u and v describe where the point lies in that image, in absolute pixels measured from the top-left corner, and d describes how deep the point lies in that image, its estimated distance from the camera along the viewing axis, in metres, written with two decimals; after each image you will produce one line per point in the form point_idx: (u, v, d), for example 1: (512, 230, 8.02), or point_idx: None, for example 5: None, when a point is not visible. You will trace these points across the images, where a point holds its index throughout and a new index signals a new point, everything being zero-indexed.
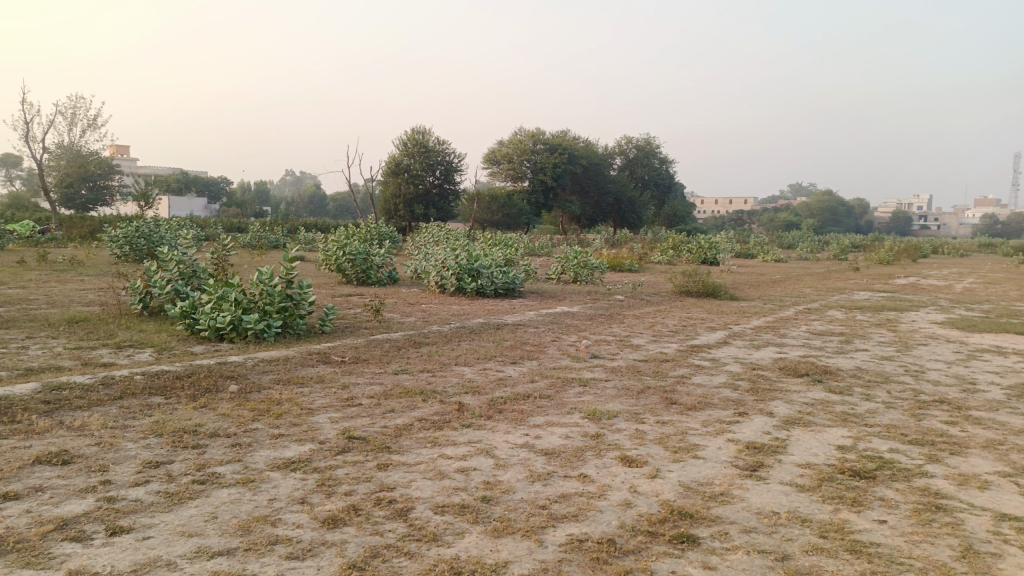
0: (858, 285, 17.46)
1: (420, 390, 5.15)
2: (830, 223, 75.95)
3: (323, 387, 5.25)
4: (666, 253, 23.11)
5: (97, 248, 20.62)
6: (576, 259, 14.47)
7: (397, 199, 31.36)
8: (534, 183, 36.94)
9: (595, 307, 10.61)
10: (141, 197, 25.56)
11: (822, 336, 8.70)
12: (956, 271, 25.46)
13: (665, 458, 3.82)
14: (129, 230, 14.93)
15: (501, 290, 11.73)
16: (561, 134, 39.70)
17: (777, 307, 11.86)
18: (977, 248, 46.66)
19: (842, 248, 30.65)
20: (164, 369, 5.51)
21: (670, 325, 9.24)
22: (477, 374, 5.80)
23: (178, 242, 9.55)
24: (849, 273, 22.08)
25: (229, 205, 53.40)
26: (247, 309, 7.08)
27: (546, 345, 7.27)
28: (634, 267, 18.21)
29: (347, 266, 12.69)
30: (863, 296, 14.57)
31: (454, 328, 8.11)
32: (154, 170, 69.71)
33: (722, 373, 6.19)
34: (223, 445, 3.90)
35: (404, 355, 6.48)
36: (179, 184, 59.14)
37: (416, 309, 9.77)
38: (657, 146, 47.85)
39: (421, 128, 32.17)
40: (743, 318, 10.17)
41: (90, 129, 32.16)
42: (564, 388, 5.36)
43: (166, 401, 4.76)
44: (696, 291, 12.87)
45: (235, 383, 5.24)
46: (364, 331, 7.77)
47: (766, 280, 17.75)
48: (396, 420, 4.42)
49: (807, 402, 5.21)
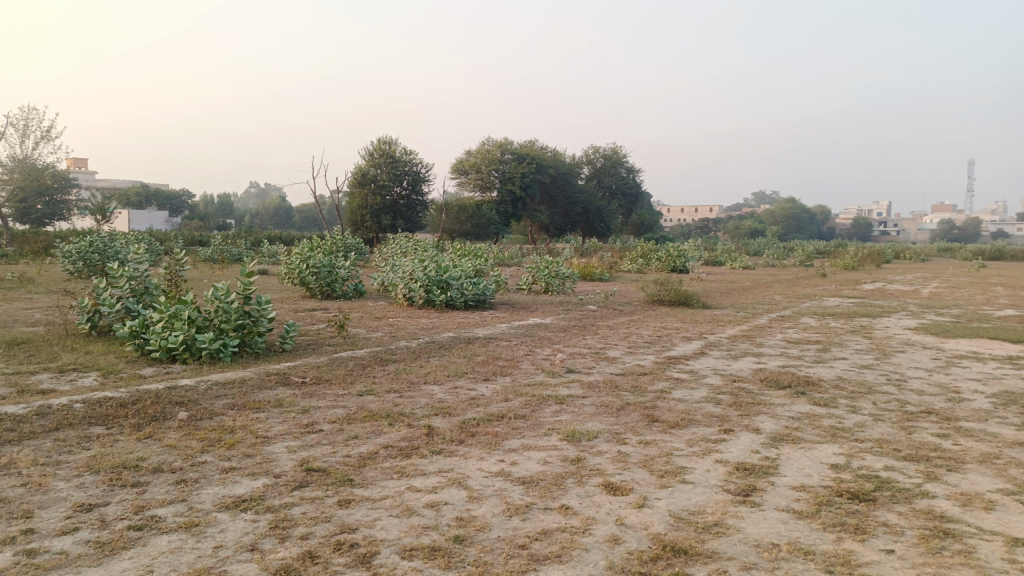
0: (827, 291, 17.48)
1: (386, 413, 4.82)
2: (794, 230, 77.06)
3: (281, 412, 4.88)
4: (636, 262, 23.02)
5: (50, 264, 19.82)
6: (546, 269, 14.22)
7: (364, 209, 30.83)
8: (502, 193, 36.74)
9: (568, 319, 10.35)
10: (98, 211, 24.77)
11: (800, 344, 8.54)
12: (919, 275, 25.77)
13: (651, 484, 3.53)
14: (82, 246, 14.31)
15: (471, 302, 11.43)
16: (528, 143, 39.57)
17: (750, 315, 11.72)
18: (936, 252, 47.53)
19: (807, 254, 30.88)
20: (107, 396, 5.09)
21: (645, 336, 9.00)
22: (447, 393, 5.48)
23: (130, 256, 9.08)
24: (816, 279, 22.20)
25: (192, 218, 52.31)
26: (202, 328, 6.67)
27: (520, 360, 6.97)
28: (605, 276, 18.05)
29: (311, 280, 12.27)
30: (833, 303, 14.54)
31: (423, 343, 7.78)
32: (113, 183, 67.97)
33: (703, 386, 5.95)
34: (167, 482, 3.53)
35: (370, 375, 6.13)
36: (139, 197, 57.83)
37: (383, 323, 9.41)
38: (624, 155, 48.03)
39: (388, 137, 31.71)
40: (718, 327, 9.99)
41: (44, 141, 31.18)
42: (540, 407, 5.06)
43: (107, 432, 4.36)
44: (668, 299, 12.71)
45: (185, 410, 4.85)
46: (328, 349, 7.40)
47: (736, 288, 17.69)
48: (360, 448, 4.08)
49: (793, 417, 4.98)
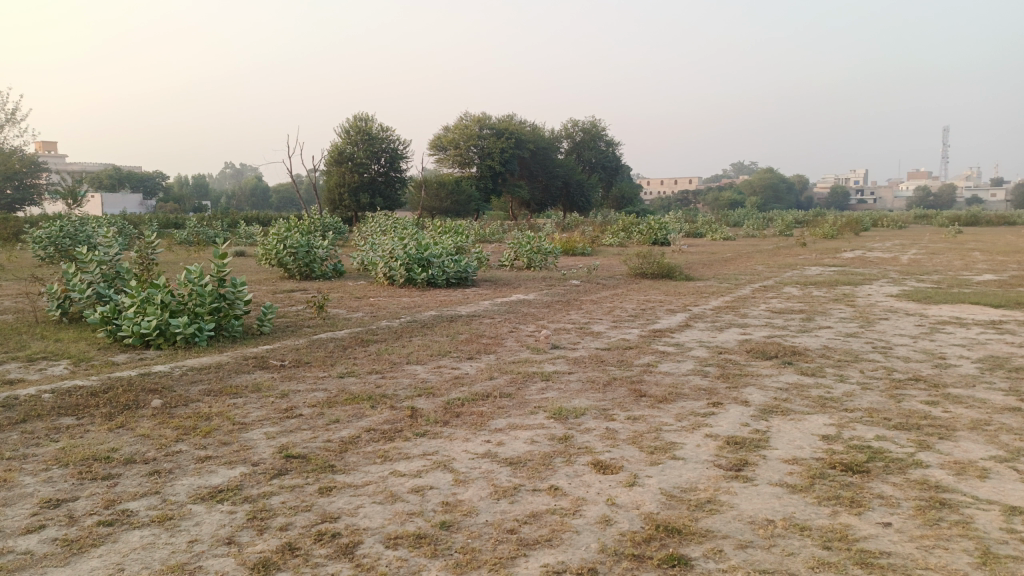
0: (808, 261, 17.50)
1: (367, 396, 4.69)
2: (773, 200, 77.38)
3: (259, 397, 4.74)
4: (618, 235, 22.93)
5: (21, 250, 19.35)
6: (528, 244, 14.07)
7: (342, 188, 30.39)
8: (481, 168, 36.41)
9: (551, 294, 10.25)
10: (69, 195, 24.21)
11: (784, 314, 8.50)
12: (898, 243, 25.93)
13: (641, 462, 3.45)
14: (52, 230, 13.94)
15: (452, 279, 11.29)
16: (506, 118, 39.17)
17: (733, 286, 11.69)
18: (912, 219, 47.92)
19: (786, 225, 30.98)
20: (77, 385, 4.90)
21: (629, 309, 8.92)
22: (430, 373, 5.36)
23: (99, 240, 8.81)
24: (797, 248, 22.27)
25: (166, 200, 51.41)
26: (176, 312, 6.49)
27: (503, 338, 6.86)
28: (587, 250, 17.95)
29: (289, 260, 12.05)
30: (815, 271, 14.56)
31: (404, 322, 7.65)
32: (84, 167, 66.54)
33: (689, 359, 5.88)
34: (140, 474, 3.38)
35: (350, 356, 5.99)
36: (111, 181, 56.73)
37: (363, 303, 9.25)
38: (603, 128, 47.76)
39: (364, 114, 31.19)
40: (701, 299, 9.93)
41: (9, 125, 30.34)
42: (525, 385, 4.95)
43: (77, 422, 4.18)
44: (651, 272, 12.64)
45: (159, 397, 4.68)
46: (307, 330, 7.25)
47: (718, 259, 17.67)
48: (341, 432, 3.96)
49: (781, 388, 4.92)
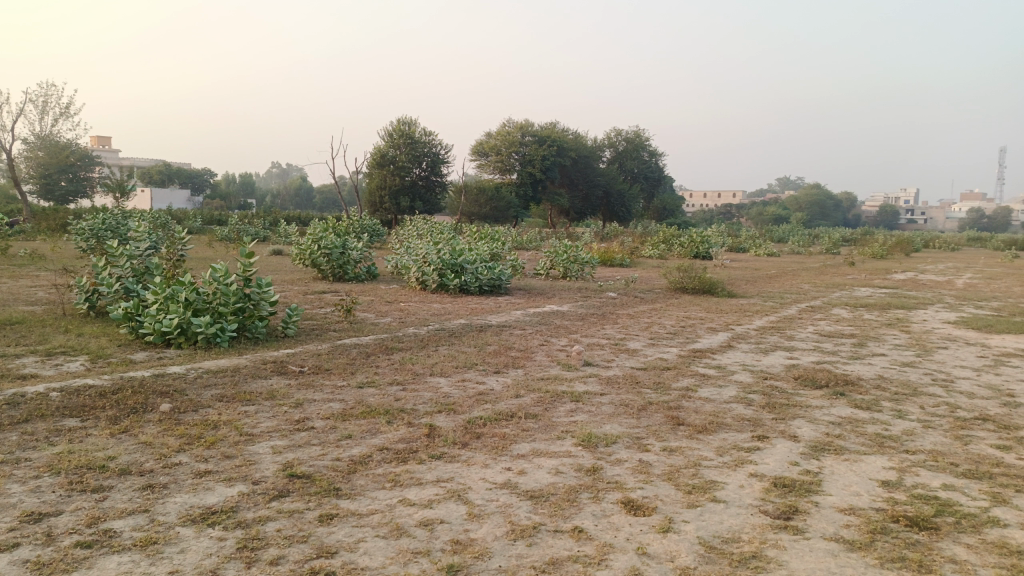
0: (857, 281, 16.83)
1: (385, 409, 4.41)
2: (819, 217, 75.64)
3: (273, 406, 4.50)
4: (657, 247, 22.48)
5: (66, 241, 19.67)
6: (565, 254, 13.74)
7: (383, 191, 30.43)
8: (522, 175, 36.20)
9: (586, 306, 9.89)
10: (117, 188, 24.66)
11: (833, 338, 8.01)
12: (952, 266, 24.93)
13: (677, 503, 3.09)
14: (94, 223, 14.08)
15: (486, 287, 11.00)
16: (549, 126, 38.92)
17: (778, 305, 11.18)
18: (965, 241, 46.21)
19: (833, 243, 30.12)
20: (87, 383, 4.72)
21: (667, 326, 8.52)
22: (454, 387, 5.06)
23: (132, 235, 8.75)
24: (844, 268, 21.50)
25: (214, 197, 52.48)
26: (199, 311, 6.32)
27: (534, 351, 6.54)
28: (625, 261, 17.57)
29: (323, 261, 11.92)
30: (864, 293, 13.93)
31: (432, 330, 7.39)
32: (137, 161, 68.14)
33: (731, 384, 5.48)
34: (133, 488, 3.14)
35: (373, 364, 5.74)
36: (162, 176, 58.02)
37: (393, 308, 9.02)
38: (646, 138, 47.16)
39: (408, 118, 31.24)
40: (745, 317, 9.47)
41: (63, 118, 31.18)
42: (553, 405, 4.62)
43: (81, 425, 3.99)
44: (691, 287, 12.20)
45: (169, 401, 4.47)
46: (332, 335, 7.02)
47: (761, 276, 17.10)
48: (351, 450, 3.68)
49: (833, 422, 4.50)
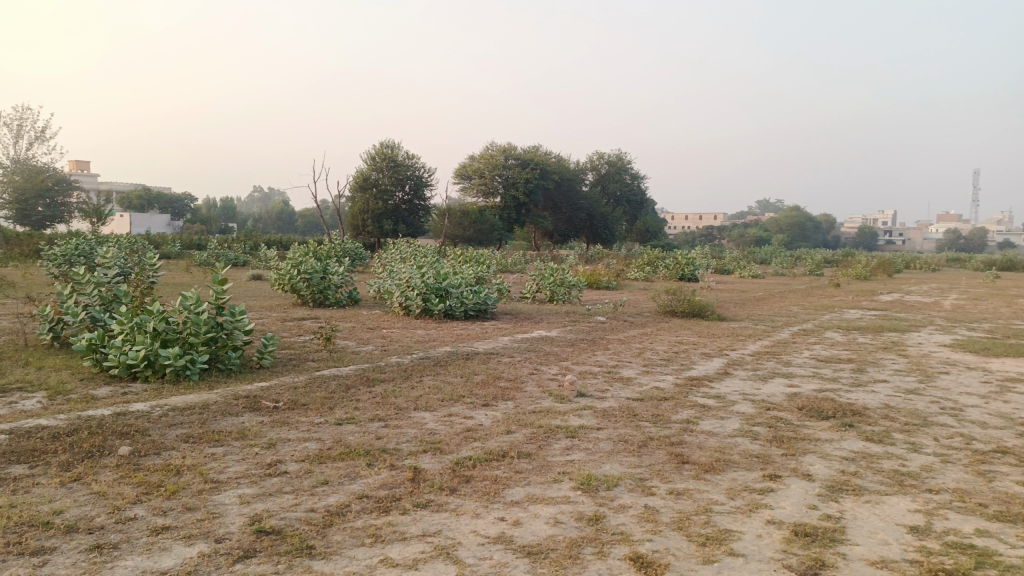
0: (845, 303, 16.72)
1: (365, 450, 4.05)
2: (800, 239, 76.26)
3: (243, 447, 4.13)
4: (643, 269, 22.31)
5: (37, 267, 19.07)
6: (552, 277, 13.47)
7: (365, 214, 30.11)
8: (505, 199, 36.07)
9: (576, 332, 9.59)
10: (93, 213, 24.13)
11: (831, 364, 7.76)
12: (936, 287, 24.97)
13: (691, 558, 2.77)
14: (67, 248, 13.64)
15: (471, 312, 10.68)
16: (533, 149, 38.93)
17: (770, 328, 10.94)
18: (945, 262, 46.60)
19: (816, 264, 30.17)
20: (40, 423, 4.31)
21: (660, 352, 8.24)
22: (439, 423, 4.71)
23: (101, 261, 8.36)
24: (830, 289, 21.43)
25: (193, 221, 51.93)
26: (169, 342, 5.95)
27: (523, 381, 6.21)
28: (612, 284, 17.35)
29: (303, 286, 11.55)
30: (855, 315, 13.77)
31: (416, 359, 7.04)
32: (117, 185, 67.40)
33: (734, 416, 5.18)
34: (79, 549, 2.77)
35: (353, 398, 5.38)
36: (141, 201, 57.34)
37: (376, 335, 8.67)
38: (629, 161, 47.33)
39: (390, 141, 31.06)
40: (738, 342, 9.21)
41: (39, 141, 30.58)
42: (547, 443, 4.30)
43: (28, 472, 3.60)
44: (681, 310, 11.96)
45: (129, 443, 4.09)
46: (311, 365, 6.67)
47: (749, 298, 16.90)
48: (327, 500, 3.33)
49: (846, 458, 4.21)
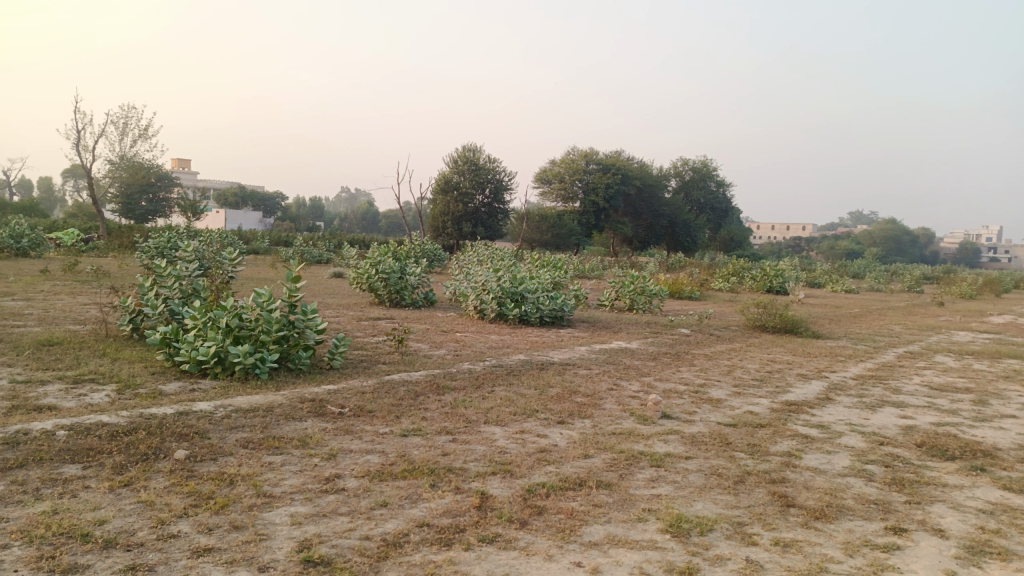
0: (952, 323, 15.43)
1: (430, 469, 3.72)
2: (895, 253, 72.22)
3: (302, 457, 3.87)
4: (728, 280, 21.42)
5: (133, 259, 19.85)
6: (632, 285, 12.93)
7: (445, 216, 30.24)
8: (585, 204, 35.57)
9: (658, 344, 9.06)
10: (187, 208, 24.98)
11: (947, 393, 6.96)
12: None
13: None
14: (159, 241, 14.08)
15: (548, 318, 10.29)
16: (615, 154, 38.28)
17: (871, 349, 10.08)
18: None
19: (915, 280, 28.35)
20: (101, 420, 4.18)
21: (751, 371, 7.62)
22: (510, 441, 4.34)
23: (183, 255, 8.41)
24: (933, 308, 19.96)
25: (282, 219, 53.62)
26: (240, 338, 5.81)
27: (602, 397, 5.77)
28: (695, 295, 16.65)
29: (380, 286, 11.46)
30: (965, 337, 12.63)
31: (489, 366, 6.70)
32: (214, 183, 70.47)
33: (842, 450, 4.59)
34: (113, 570, 2.52)
35: (421, 407, 5.08)
36: (235, 198, 59.77)
37: (448, 339, 8.40)
38: (714, 168, 45.93)
39: (472, 144, 31.06)
40: (837, 363, 8.47)
41: (141, 138, 32.15)
42: (629, 472, 3.86)
43: (80, 473, 3.43)
44: (771, 325, 11.22)
45: (187, 447, 3.90)
46: (381, 368, 6.43)
47: (844, 314, 15.84)
48: (384, 526, 2.99)
49: (983, 510, 3.57)
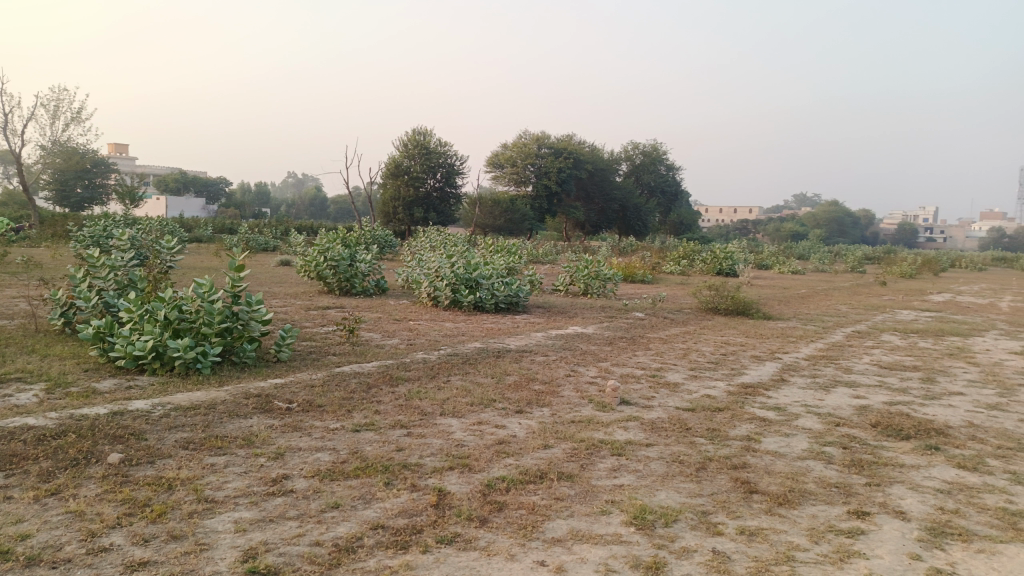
0: (895, 302, 15.83)
1: (384, 466, 3.55)
2: (838, 234, 74.24)
3: (247, 457, 3.66)
4: (679, 263, 21.60)
5: (68, 248, 18.96)
6: (586, 269, 12.89)
7: (396, 201, 29.75)
8: (537, 188, 35.45)
9: (613, 328, 9.02)
10: (125, 196, 23.95)
11: (896, 372, 7.08)
12: (986, 287, 23.84)
13: None
14: (94, 229, 13.44)
15: (503, 304, 10.16)
16: (566, 138, 38.23)
17: (821, 329, 10.24)
18: (992, 261, 44.74)
19: (858, 261, 29.10)
20: (26, 423, 3.88)
21: (706, 353, 7.63)
22: (468, 434, 4.20)
23: (119, 245, 7.99)
24: (876, 288, 20.48)
25: (227, 206, 52.16)
26: (180, 332, 5.52)
27: (560, 384, 5.67)
28: (648, 278, 16.73)
29: (329, 273, 11.14)
30: (908, 316, 12.97)
31: (443, 355, 6.54)
32: (154, 169, 68.06)
33: (800, 433, 4.59)
34: None
35: (374, 399, 4.89)
36: (177, 184, 57.87)
37: (401, 327, 8.19)
38: (664, 152, 46.31)
39: (423, 128, 30.58)
40: (789, 344, 8.56)
41: (75, 122, 30.73)
42: (590, 462, 3.76)
43: (1, 483, 3.16)
44: (723, 307, 11.31)
45: (122, 449, 3.65)
46: (331, 360, 6.21)
47: (792, 295, 16.12)
48: (336, 530, 2.82)
49: (941, 490, 3.58)
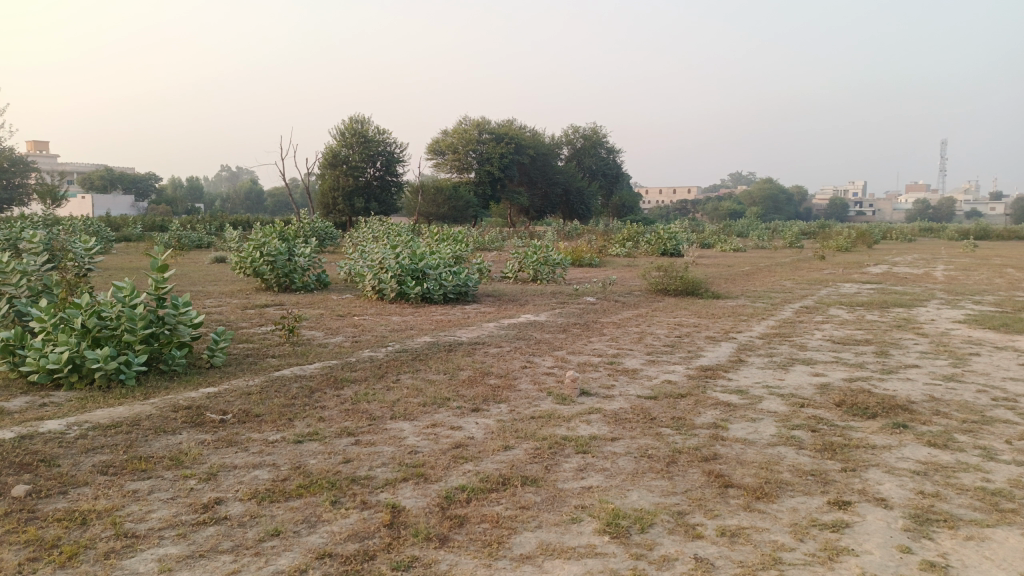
0: (837, 276, 16.10)
1: (330, 481, 3.22)
2: (774, 211, 76.08)
3: (175, 480, 3.28)
4: (625, 245, 21.61)
5: None
6: (535, 255, 12.65)
7: (336, 192, 28.89)
8: (479, 174, 35.03)
9: (566, 315, 8.80)
10: (45, 194, 22.64)
11: (850, 347, 7.05)
12: (918, 257, 24.58)
13: None
14: (8, 232, 12.53)
15: (451, 294, 9.84)
16: (507, 123, 37.92)
17: (770, 306, 10.24)
18: (919, 232, 46.40)
19: (795, 236, 29.65)
20: None
21: (662, 337, 7.48)
22: (421, 438, 3.89)
23: (30, 248, 7.36)
24: (817, 262, 20.87)
25: (159, 202, 50.20)
26: (99, 339, 5.03)
27: (516, 377, 5.41)
28: (595, 261, 16.63)
29: (267, 269, 10.62)
30: (852, 289, 13.17)
31: (392, 352, 6.20)
32: (78, 167, 64.91)
33: (767, 417, 4.43)
34: None
35: (318, 405, 4.54)
36: (104, 181, 55.31)
37: (346, 324, 7.80)
38: (603, 135, 46.44)
39: (359, 117, 29.77)
40: (743, 323, 8.49)
41: None
42: (555, 463, 3.51)
43: None
44: (673, 288, 11.23)
45: (28, 480, 3.22)
46: (271, 363, 5.80)
47: (738, 273, 16.22)
48: (277, 563, 2.50)
49: (917, 472, 3.45)
